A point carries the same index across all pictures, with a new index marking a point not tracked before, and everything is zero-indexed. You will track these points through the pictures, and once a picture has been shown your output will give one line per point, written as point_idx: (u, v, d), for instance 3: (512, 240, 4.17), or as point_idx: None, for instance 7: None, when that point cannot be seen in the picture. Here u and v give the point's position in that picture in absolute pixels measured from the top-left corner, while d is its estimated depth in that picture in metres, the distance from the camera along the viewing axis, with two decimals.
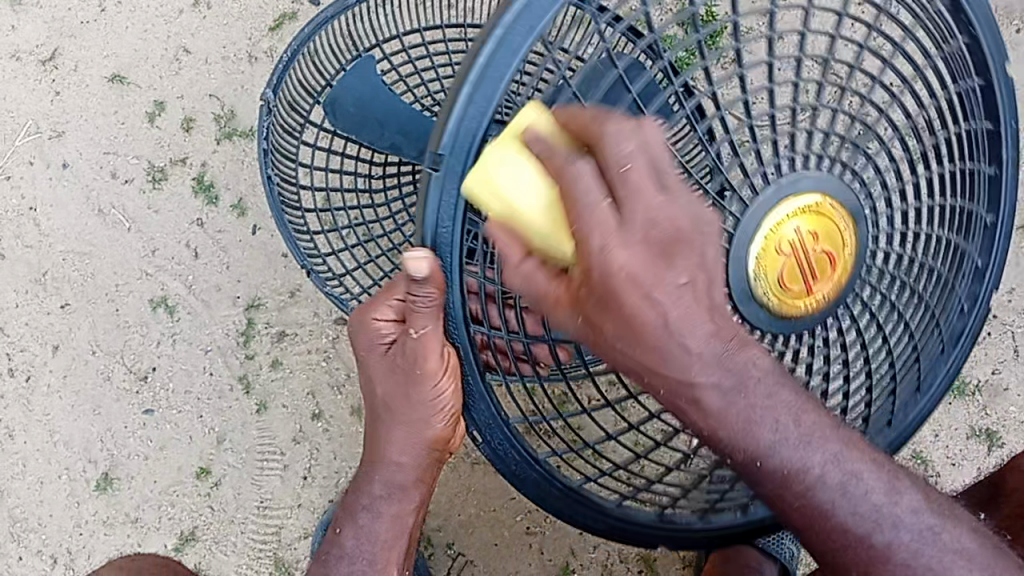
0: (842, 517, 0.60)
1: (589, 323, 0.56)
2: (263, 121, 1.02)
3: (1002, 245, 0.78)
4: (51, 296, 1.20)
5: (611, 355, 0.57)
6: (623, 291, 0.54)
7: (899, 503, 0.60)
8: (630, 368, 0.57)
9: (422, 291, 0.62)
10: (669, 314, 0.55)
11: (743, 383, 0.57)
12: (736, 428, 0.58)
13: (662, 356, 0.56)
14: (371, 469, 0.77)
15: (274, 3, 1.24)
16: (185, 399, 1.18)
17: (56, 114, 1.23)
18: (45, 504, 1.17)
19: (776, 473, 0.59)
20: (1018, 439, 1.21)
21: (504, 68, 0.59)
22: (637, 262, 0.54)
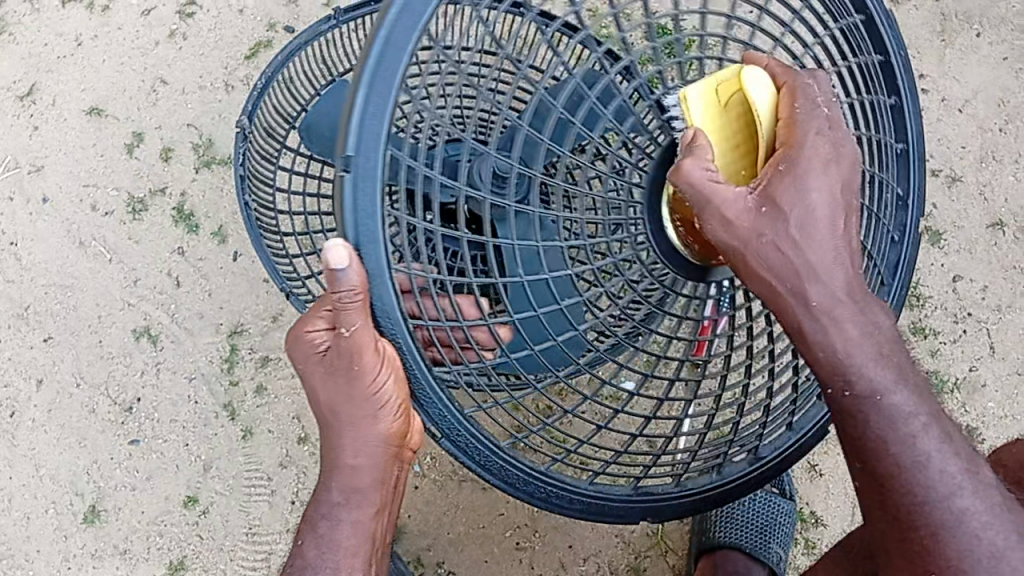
0: (932, 472, 0.62)
1: (763, 221, 0.59)
2: (239, 148, 1.03)
3: (919, 172, 0.79)
4: (33, 330, 1.20)
5: (768, 269, 0.60)
6: (814, 171, 0.59)
7: (979, 478, 0.63)
8: (786, 275, 0.59)
9: (346, 289, 0.61)
10: (840, 217, 0.60)
11: (876, 323, 0.61)
12: (869, 356, 0.61)
13: (824, 262, 0.59)
14: (326, 477, 0.73)
15: (249, 32, 1.26)
16: (171, 428, 1.18)
17: (35, 148, 1.24)
18: (32, 539, 1.17)
19: (885, 415, 0.61)
20: (997, 434, 1.22)
21: (396, 60, 0.61)
22: (838, 163, 0.61)
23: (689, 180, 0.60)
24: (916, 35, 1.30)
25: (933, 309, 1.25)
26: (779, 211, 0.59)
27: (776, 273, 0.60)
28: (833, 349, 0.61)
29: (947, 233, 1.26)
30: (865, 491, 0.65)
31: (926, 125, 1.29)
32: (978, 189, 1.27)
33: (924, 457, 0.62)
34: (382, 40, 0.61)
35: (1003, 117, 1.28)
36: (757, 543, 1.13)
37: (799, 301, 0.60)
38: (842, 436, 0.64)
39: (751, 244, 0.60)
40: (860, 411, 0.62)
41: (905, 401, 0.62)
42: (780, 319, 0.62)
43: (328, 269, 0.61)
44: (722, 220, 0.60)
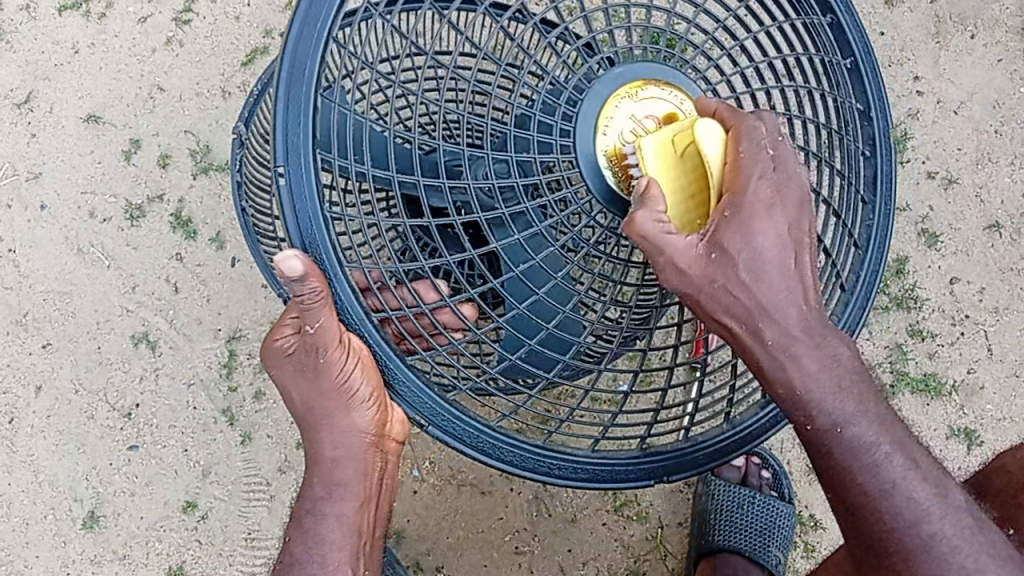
0: (898, 500, 0.65)
1: (714, 267, 0.61)
2: (235, 154, 1.08)
3: (874, 80, 0.78)
4: (32, 337, 1.20)
5: (722, 312, 0.62)
6: (759, 219, 0.61)
7: (947, 501, 0.66)
8: (741, 317, 0.62)
9: (306, 289, 0.63)
10: (787, 259, 0.62)
11: (833, 356, 0.64)
12: (827, 390, 0.64)
13: (774, 302, 0.62)
14: (312, 470, 0.77)
15: (246, 39, 1.27)
16: (170, 434, 1.19)
17: (32, 156, 1.24)
18: (31, 545, 1.17)
19: (848, 447, 0.65)
20: (995, 437, 1.22)
21: (310, 54, 0.63)
22: (783, 206, 0.62)
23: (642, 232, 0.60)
24: (911, 38, 1.30)
25: (930, 311, 1.25)
26: (727, 257, 0.61)
27: (732, 317, 0.62)
28: (794, 386, 0.63)
29: (945, 235, 1.26)
30: (840, 515, 0.69)
31: (923, 127, 1.29)
32: (974, 191, 1.27)
33: (890, 484, 0.65)
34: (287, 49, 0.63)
35: (998, 119, 1.29)
36: (757, 545, 1.13)
37: (756, 341, 0.63)
38: (813, 464, 0.67)
39: (704, 290, 0.62)
40: (825, 443, 0.65)
41: (867, 431, 0.65)
42: (743, 357, 0.64)
43: (279, 278, 0.62)
44: (676, 269, 0.61)
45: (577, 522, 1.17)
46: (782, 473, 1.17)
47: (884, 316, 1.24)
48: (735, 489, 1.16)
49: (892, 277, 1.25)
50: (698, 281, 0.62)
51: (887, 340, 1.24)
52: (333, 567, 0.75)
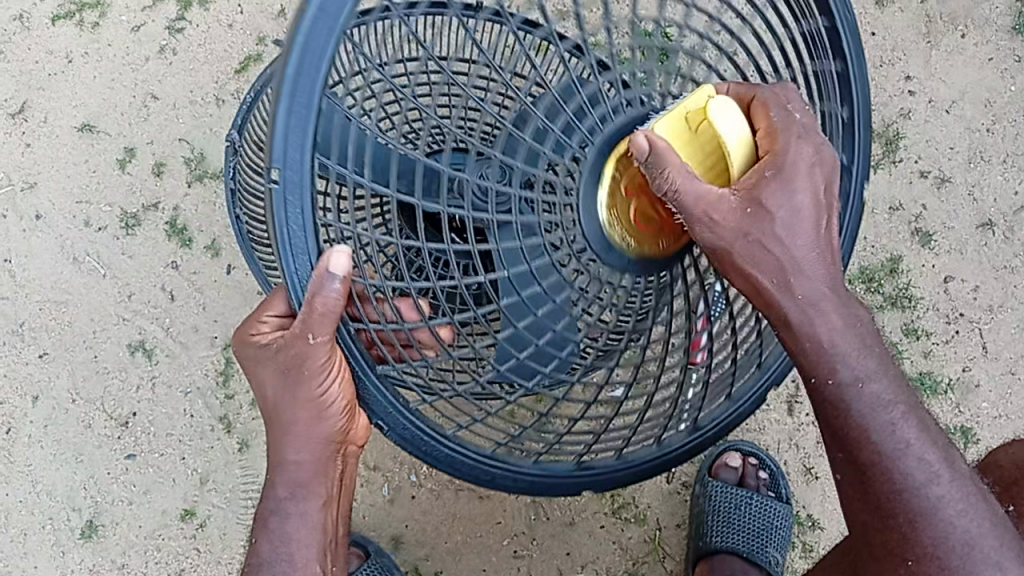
0: (911, 460, 0.67)
1: (749, 221, 0.65)
2: (229, 162, 1.10)
3: (865, 141, 0.80)
4: (29, 347, 1.21)
5: (755, 264, 0.66)
6: (797, 175, 0.66)
7: (955, 469, 0.69)
8: (773, 269, 0.66)
9: (329, 296, 0.64)
10: (816, 219, 0.67)
11: (854, 315, 0.68)
12: (851, 347, 0.68)
13: (804, 258, 0.66)
14: (275, 470, 0.76)
15: (239, 46, 1.27)
16: (167, 442, 1.19)
17: (27, 166, 1.25)
18: (29, 555, 1.17)
19: (864, 402, 0.67)
20: (991, 434, 1.23)
21: (319, 55, 0.59)
22: (817, 170, 0.67)
23: (672, 188, 0.63)
24: (902, 38, 1.30)
25: (925, 310, 1.25)
26: (764, 212, 0.65)
27: (763, 270, 0.66)
28: (818, 339, 0.67)
29: (938, 234, 1.27)
30: (847, 483, 0.70)
31: (915, 127, 1.29)
32: (967, 190, 1.28)
33: (904, 444, 0.67)
34: (292, 50, 0.59)
35: (990, 117, 1.29)
36: (754, 545, 1.14)
37: (784, 294, 0.67)
38: (825, 426, 0.70)
39: (738, 243, 0.66)
40: (844, 399, 0.67)
41: (884, 390, 0.68)
42: (768, 313, 0.68)
43: (321, 271, 0.63)
44: (713, 221, 0.65)
45: (575, 524, 1.17)
46: (779, 473, 1.17)
47: (879, 315, 1.25)
48: (731, 489, 1.16)
49: (886, 276, 1.26)
50: (735, 233, 0.65)
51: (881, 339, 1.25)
52: (300, 565, 0.77)
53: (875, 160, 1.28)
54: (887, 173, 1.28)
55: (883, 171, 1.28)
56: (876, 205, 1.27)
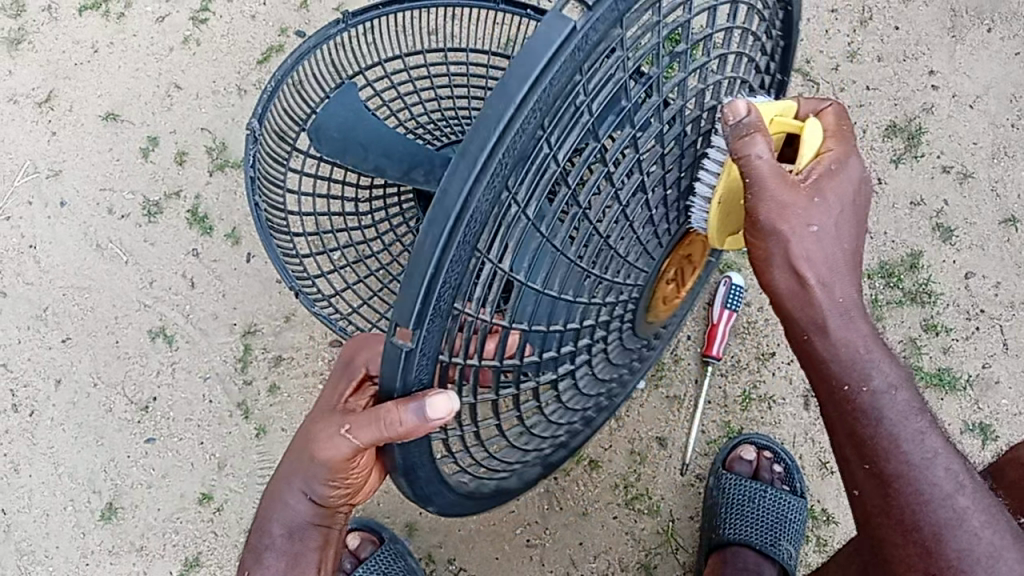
0: (936, 470, 0.65)
1: (814, 210, 0.64)
2: (250, 149, 1.06)
3: None
4: (52, 331, 1.22)
5: (815, 253, 0.64)
6: (852, 176, 0.67)
7: (973, 479, 0.66)
8: (828, 260, 0.64)
9: (390, 421, 0.57)
10: (861, 224, 0.67)
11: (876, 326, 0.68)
12: (883, 353, 0.66)
13: (850, 258, 0.66)
14: (271, 508, 0.77)
15: (262, 37, 1.30)
16: (186, 426, 1.20)
17: (53, 153, 1.27)
18: (51, 535, 1.18)
19: (896, 410, 0.66)
20: (1012, 432, 1.20)
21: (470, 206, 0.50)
22: (862, 183, 0.68)
23: (754, 163, 0.62)
24: (925, 32, 1.31)
25: (944, 306, 1.24)
26: (827, 203, 0.65)
27: (816, 262, 0.64)
28: (854, 344, 0.65)
29: (959, 229, 1.25)
30: (868, 498, 0.67)
31: (938, 121, 1.28)
32: (990, 185, 1.26)
33: (932, 453, 0.65)
34: (463, 214, 0.49)
35: (1015, 113, 1.28)
36: (767, 538, 1.13)
37: (829, 294, 0.65)
38: (845, 435, 0.67)
39: (802, 227, 0.63)
40: (878, 407, 0.66)
41: (909, 402, 0.66)
42: (803, 312, 0.65)
43: (411, 403, 0.56)
44: (782, 203, 0.63)
45: (588, 515, 1.17)
46: (794, 467, 1.17)
47: (898, 310, 1.24)
48: (747, 483, 1.14)
49: (906, 271, 1.25)
50: (802, 218, 0.63)
51: (900, 335, 1.24)
52: None
53: (896, 154, 1.28)
54: (909, 167, 1.27)
55: (904, 165, 1.27)
56: (897, 199, 1.27)
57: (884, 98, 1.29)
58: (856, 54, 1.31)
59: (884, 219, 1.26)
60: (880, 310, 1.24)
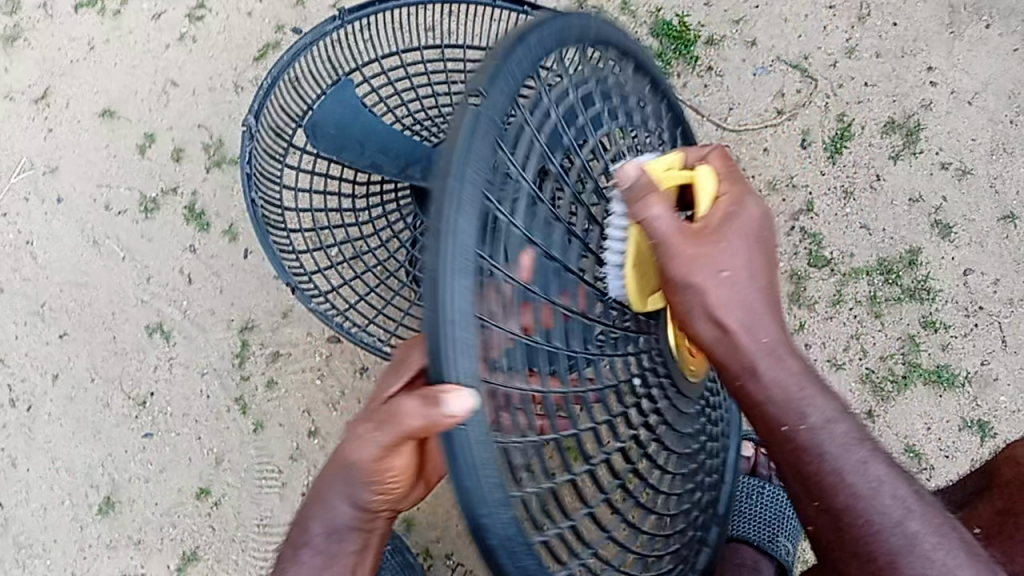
0: (887, 498, 0.60)
1: (716, 257, 0.59)
2: (246, 146, 1.06)
3: None
4: (49, 327, 1.22)
5: (722, 304, 0.59)
6: (752, 214, 0.62)
7: (926, 503, 0.61)
8: (740, 308, 0.60)
9: (435, 417, 0.49)
10: (771, 260, 0.63)
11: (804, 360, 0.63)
12: (814, 392, 0.61)
13: (764, 300, 0.61)
14: (311, 506, 0.76)
15: (259, 33, 1.29)
16: (183, 422, 1.20)
17: (50, 149, 1.27)
18: (48, 529, 1.18)
19: (836, 450, 0.61)
20: (1011, 428, 1.20)
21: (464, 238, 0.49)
22: (767, 216, 0.64)
23: (654, 222, 0.57)
24: (924, 28, 1.30)
25: (944, 302, 1.24)
26: (728, 248, 0.60)
27: (727, 310, 0.59)
28: (784, 386, 0.60)
29: (958, 226, 1.25)
30: (821, 533, 0.63)
31: (936, 118, 1.28)
32: (988, 182, 1.26)
33: (878, 482, 0.60)
34: (446, 291, 0.48)
35: (1013, 109, 1.28)
36: (766, 535, 1.11)
37: (750, 338, 0.60)
38: (792, 476, 0.62)
39: (705, 277, 0.59)
40: (817, 443, 0.61)
41: (851, 434, 0.61)
42: (730, 357, 0.61)
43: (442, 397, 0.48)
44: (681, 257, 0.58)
45: None
46: None
47: (896, 307, 1.24)
48: (746, 481, 1.17)
49: (904, 268, 1.25)
50: (703, 271, 0.59)
51: (898, 332, 1.24)
52: None
53: (895, 151, 1.28)
54: (907, 164, 1.27)
55: (903, 161, 1.27)
56: (895, 196, 1.27)
57: (882, 95, 1.29)
58: (854, 51, 1.31)
59: (882, 215, 1.26)
60: (879, 307, 1.24)
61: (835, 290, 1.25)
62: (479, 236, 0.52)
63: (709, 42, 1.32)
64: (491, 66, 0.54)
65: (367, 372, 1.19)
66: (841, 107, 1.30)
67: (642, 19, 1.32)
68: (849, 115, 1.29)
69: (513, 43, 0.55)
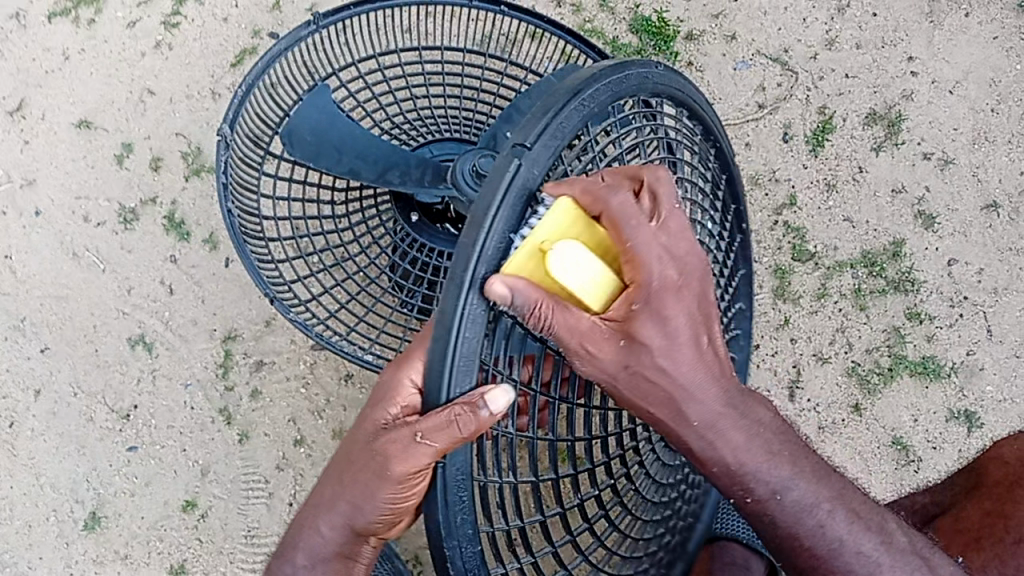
0: (842, 554, 0.65)
1: (628, 354, 0.60)
2: (222, 156, 1.05)
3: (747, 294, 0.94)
4: (30, 341, 1.21)
5: (647, 398, 0.62)
6: (660, 299, 0.60)
7: (883, 543, 0.66)
8: (660, 400, 0.62)
9: (473, 426, 0.60)
10: (696, 331, 0.62)
11: (752, 418, 0.65)
12: (760, 462, 0.64)
13: (693, 383, 0.62)
14: (300, 536, 0.78)
15: (235, 40, 1.28)
16: (168, 434, 1.19)
17: (26, 162, 1.26)
18: (34, 546, 1.18)
19: (789, 510, 0.65)
20: (997, 418, 1.21)
21: (477, 307, 0.59)
22: (686, 271, 0.61)
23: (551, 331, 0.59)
24: (904, 19, 1.29)
25: (928, 293, 1.24)
26: (640, 344, 0.60)
27: (654, 404, 0.62)
28: (727, 462, 0.64)
29: (941, 216, 1.25)
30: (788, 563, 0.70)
31: (918, 108, 1.28)
32: (971, 171, 1.26)
33: (836, 542, 0.65)
34: (456, 329, 0.59)
35: (994, 98, 1.28)
36: (753, 532, 1.12)
37: (679, 422, 0.63)
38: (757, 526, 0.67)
39: (622, 376, 0.61)
40: (768, 511, 0.65)
41: (804, 493, 0.65)
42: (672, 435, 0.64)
43: (478, 399, 0.59)
44: (591, 356, 0.60)
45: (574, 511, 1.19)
46: None
47: (882, 299, 1.24)
48: None
49: (889, 260, 1.24)
50: (617, 369, 0.61)
51: (884, 324, 1.23)
52: None
53: (877, 143, 1.27)
54: (889, 155, 1.27)
55: (885, 153, 1.27)
56: (878, 188, 1.26)
57: (864, 86, 1.29)
58: (835, 42, 1.30)
59: (865, 208, 1.26)
60: (863, 299, 1.23)
61: (819, 284, 1.24)
62: None
63: (689, 38, 1.30)
64: (542, 145, 0.62)
65: (351, 378, 1.20)
66: (822, 99, 1.29)
67: (621, 15, 1.30)
68: (830, 108, 1.29)
69: (566, 103, 0.64)
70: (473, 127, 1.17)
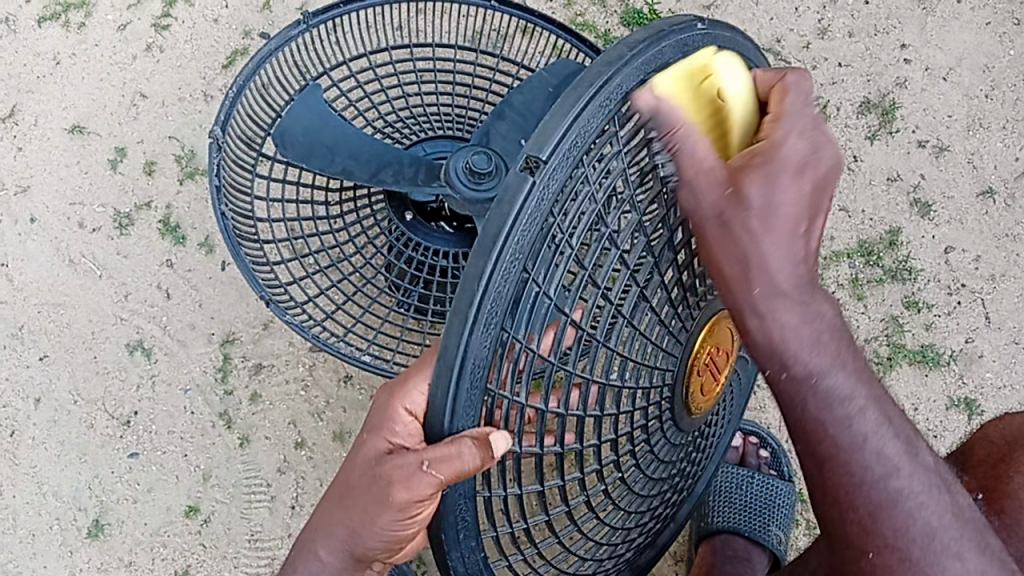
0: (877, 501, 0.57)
1: (725, 199, 0.55)
2: (213, 158, 1.05)
3: None
4: (29, 349, 1.21)
5: (731, 250, 0.55)
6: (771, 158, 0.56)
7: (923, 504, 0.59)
8: (740, 258, 0.55)
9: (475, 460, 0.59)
10: (796, 206, 0.56)
11: (834, 321, 0.57)
12: (829, 359, 0.56)
13: (776, 252, 0.55)
14: (297, 560, 0.77)
15: (226, 40, 1.28)
16: (169, 439, 1.19)
17: (20, 169, 1.26)
18: (38, 555, 1.18)
19: (842, 432, 0.57)
20: (996, 405, 1.21)
21: (479, 343, 0.57)
22: (815, 155, 0.57)
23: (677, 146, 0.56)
24: (896, 6, 1.29)
25: (926, 282, 1.24)
26: (740, 196, 0.55)
27: (729, 258, 0.55)
28: (787, 342, 0.55)
29: (937, 204, 1.25)
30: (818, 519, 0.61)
31: (912, 95, 1.28)
32: (966, 158, 1.26)
33: (891, 481, 0.57)
34: (458, 370, 0.57)
35: (988, 83, 1.28)
36: (756, 524, 1.12)
37: (746, 285, 0.55)
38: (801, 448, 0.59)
39: (712, 222, 0.55)
40: (820, 416, 0.56)
41: (867, 415, 0.57)
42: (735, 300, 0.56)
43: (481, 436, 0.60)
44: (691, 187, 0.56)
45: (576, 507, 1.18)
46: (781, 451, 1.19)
47: (879, 288, 1.23)
48: (733, 471, 1.17)
49: (885, 249, 1.24)
50: (715, 208, 0.55)
51: (882, 314, 1.23)
52: None
53: (872, 131, 1.27)
54: (884, 144, 1.27)
55: (880, 141, 1.27)
56: (873, 176, 1.26)
57: (857, 74, 1.29)
58: (828, 30, 1.29)
59: (861, 197, 1.26)
60: (861, 289, 1.23)
61: None
62: (506, 311, 0.59)
63: None
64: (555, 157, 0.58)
65: (350, 379, 1.20)
66: (817, 90, 1.29)
67: (613, 7, 1.30)
68: (824, 97, 1.29)
69: (583, 104, 0.60)
70: (464, 124, 1.18)
